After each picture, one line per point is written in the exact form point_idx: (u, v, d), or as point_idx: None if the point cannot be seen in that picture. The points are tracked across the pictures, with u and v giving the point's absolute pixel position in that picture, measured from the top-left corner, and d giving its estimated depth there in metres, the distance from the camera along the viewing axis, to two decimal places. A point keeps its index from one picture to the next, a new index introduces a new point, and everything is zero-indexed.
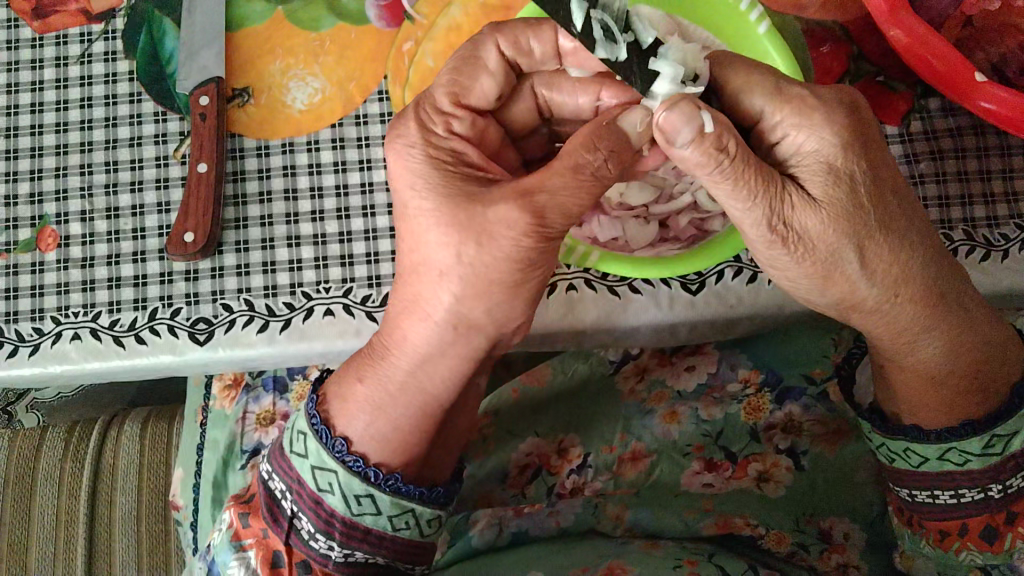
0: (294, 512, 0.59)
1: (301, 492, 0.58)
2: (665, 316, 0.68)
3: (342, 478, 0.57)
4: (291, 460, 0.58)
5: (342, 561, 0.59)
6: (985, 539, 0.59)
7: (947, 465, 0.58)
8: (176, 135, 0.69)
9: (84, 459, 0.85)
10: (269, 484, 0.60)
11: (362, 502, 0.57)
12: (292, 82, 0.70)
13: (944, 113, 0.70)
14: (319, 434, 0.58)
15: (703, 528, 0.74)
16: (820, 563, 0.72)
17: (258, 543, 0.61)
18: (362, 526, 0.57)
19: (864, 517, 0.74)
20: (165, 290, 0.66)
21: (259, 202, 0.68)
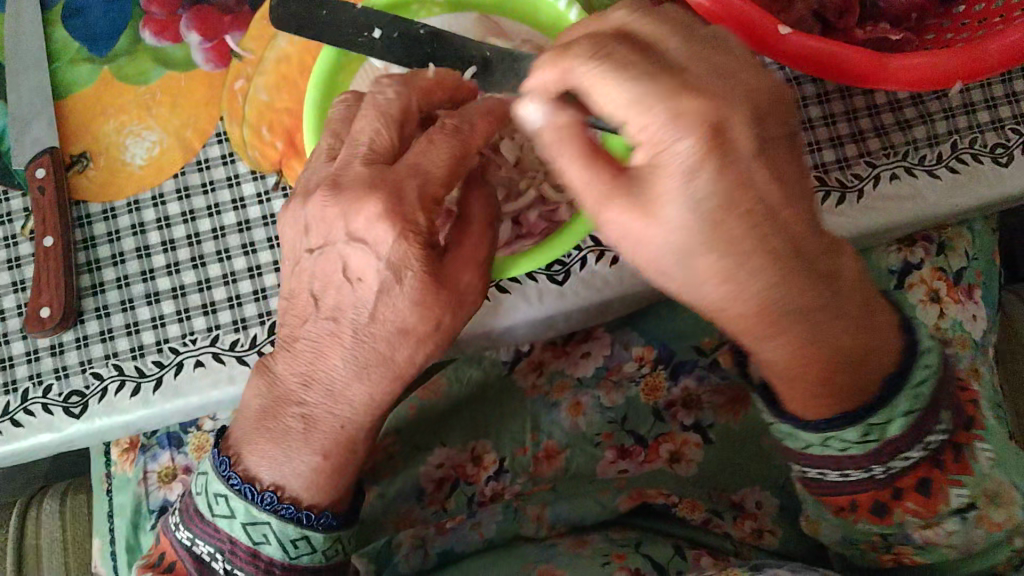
0: (228, 571, 0.56)
1: (235, 550, 0.55)
2: (537, 310, 0.69)
3: (277, 528, 0.54)
4: (216, 522, 0.55)
5: None
6: (871, 511, 0.54)
7: (830, 451, 0.50)
8: (21, 212, 0.68)
9: (5, 546, 0.83)
10: (192, 551, 0.57)
11: (299, 545, 0.55)
12: (129, 139, 0.69)
13: (780, 66, 0.70)
14: (243, 491, 0.54)
15: (618, 505, 0.75)
16: (735, 528, 0.74)
17: None
18: (301, 567, 0.56)
19: (775, 481, 0.76)
20: (33, 369, 0.66)
21: (113, 265, 0.68)
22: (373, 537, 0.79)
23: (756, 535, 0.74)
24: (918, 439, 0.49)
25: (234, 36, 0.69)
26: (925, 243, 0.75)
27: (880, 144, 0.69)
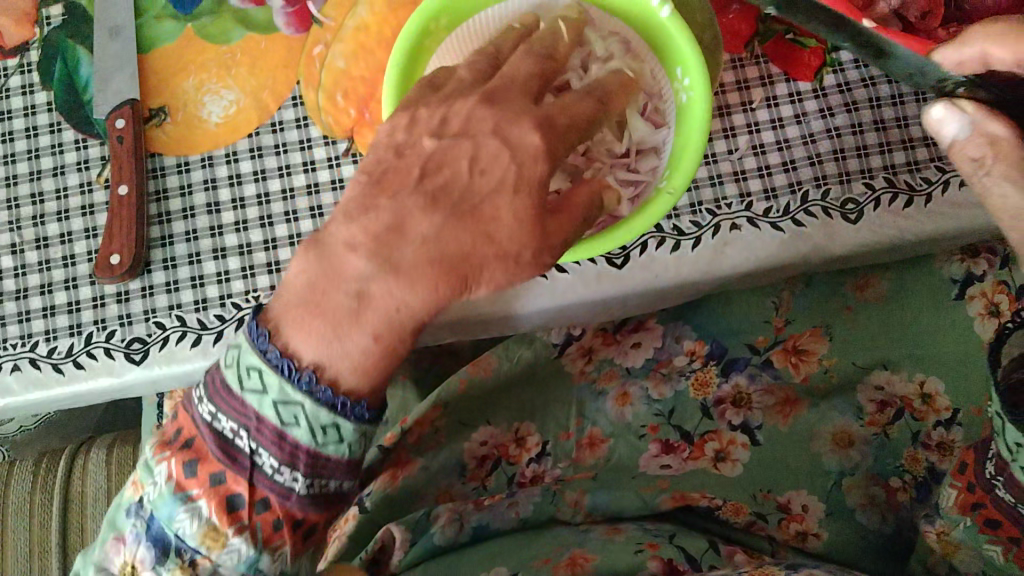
0: (252, 450, 0.51)
1: (260, 428, 0.50)
2: (593, 291, 0.69)
3: (309, 410, 0.50)
4: (243, 397, 0.50)
5: (305, 498, 0.52)
6: (989, 524, 0.64)
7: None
8: (98, 160, 0.70)
9: (52, 487, 0.85)
10: (211, 427, 0.51)
11: (328, 432, 0.50)
12: (207, 97, 0.71)
13: (857, 64, 0.71)
14: (279, 366, 0.49)
15: (660, 504, 0.77)
16: (778, 531, 0.76)
17: (210, 492, 0.51)
18: (325, 457, 0.51)
19: (821, 486, 0.76)
20: (99, 314, 0.67)
21: (183, 218, 0.69)
22: (412, 508, 0.77)
23: (799, 538, 0.75)
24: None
25: (316, 2, 0.70)
26: (990, 255, 0.74)
27: None
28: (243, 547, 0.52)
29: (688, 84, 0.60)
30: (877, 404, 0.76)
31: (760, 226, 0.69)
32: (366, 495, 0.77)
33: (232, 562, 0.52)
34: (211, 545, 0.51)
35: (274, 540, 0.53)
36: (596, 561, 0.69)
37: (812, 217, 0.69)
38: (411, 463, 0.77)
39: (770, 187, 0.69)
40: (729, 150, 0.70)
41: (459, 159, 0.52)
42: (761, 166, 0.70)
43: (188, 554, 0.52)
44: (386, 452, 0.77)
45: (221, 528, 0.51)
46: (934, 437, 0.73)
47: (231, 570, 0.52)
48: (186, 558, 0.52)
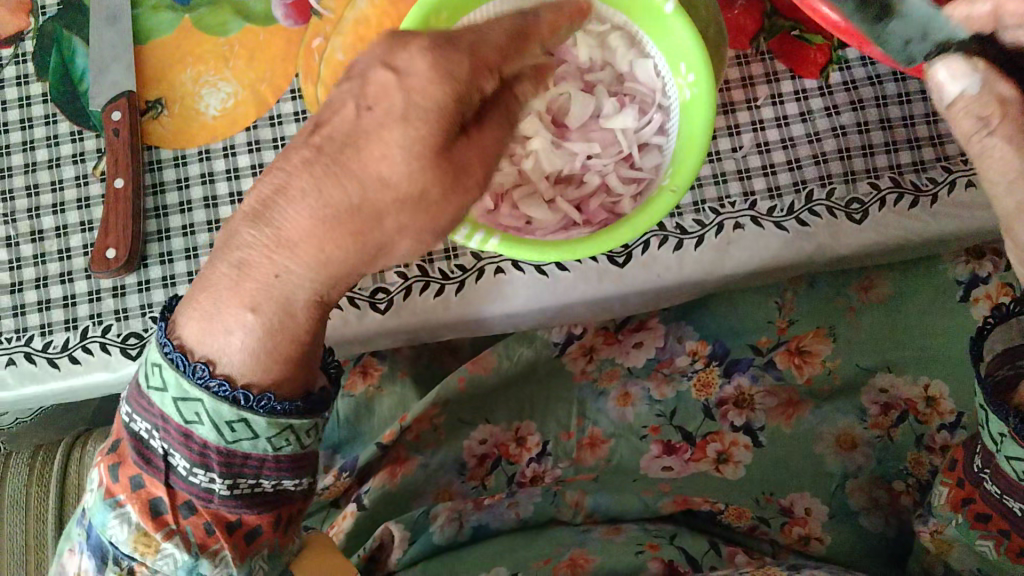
0: (165, 452, 0.51)
1: (167, 427, 0.50)
2: (596, 289, 0.68)
3: (210, 407, 0.49)
4: (151, 396, 0.51)
5: (228, 496, 0.52)
6: (979, 519, 0.62)
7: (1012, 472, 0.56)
8: (94, 153, 0.69)
9: (49, 481, 0.85)
10: (131, 429, 0.52)
11: (235, 427, 0.50)
12: (204, 89, 0.70)
13: (862, 62, 0.70)
14: (175, 362, 0.50)
15: (663, 507, 0.75)
16: (781, 535, 0.74)
17: (134, 496, 0.52)
18: (239, 453, 0.51)
19: (824, 489, 0.75)
20: (94, 309, 0.66)
21: (180, 212, 0.68)
22: (412, 504, 0.76)
23: (802, 542, 0.74)
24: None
25: None
26: (994, 258, 0.75)
27: (958, 150, 0.69)
28: (174, 552, 0.52)
29: (691, 81, 0.59)
30: (880, 405, 0.75)
31: (764, 226, 0.68)
32: (363, 493, 0.76)
33: (168, 567, 0.52)
34: (143, 551, 0.52)
35: (207, 543, 0.53)
36: (597, 562, 0.69)
37: (816, 216, 0.68)
38: (409, 460, 0.77)
39: (774, 186, 0.69)
40: (733, 148, 0.69)
41: (368, 128, 0.44)
42: (765, 165, 0.69)
43: (127, 561, 0.53)
44: (385, 449, 0.78)
45: (150, 532, 0.52)
46: (937, 440, 0.73)
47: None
48: (125, 565, 0.53)
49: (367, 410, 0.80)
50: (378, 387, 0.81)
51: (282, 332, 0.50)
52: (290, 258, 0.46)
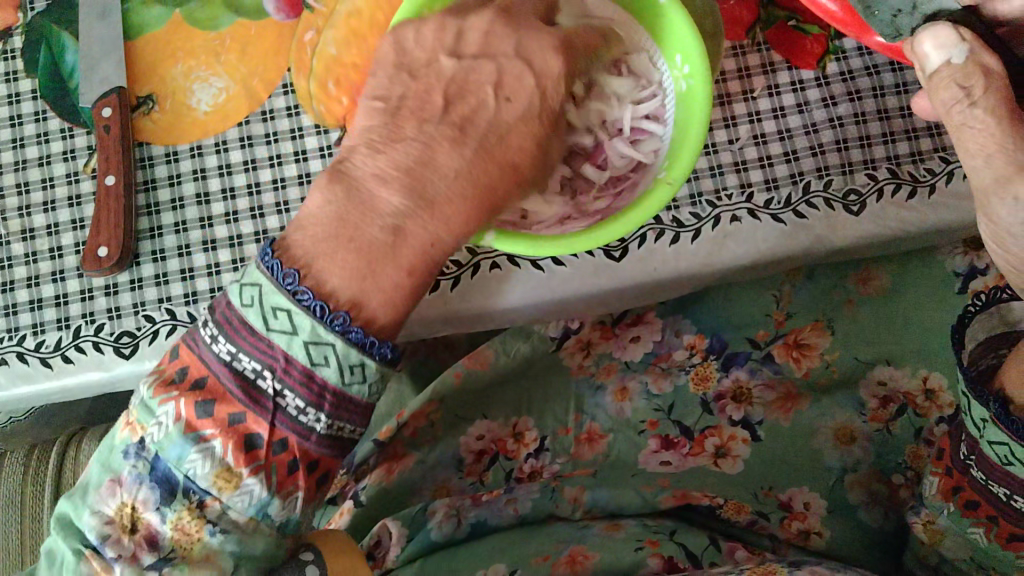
0: (276, 392, 0.50)
1: (288, 368, 0.49)
2: (591, 284, 0.68)
3: (338, 351, 0.49)
4: (271, 339, 0.49)
5: (326, 437, 0.51)
6: (970, 507, 0.62)
7: (996, 457, 0.57)
8: (84, 150, 0.68)
9: (43, 480, 0.84)
10: (232, 368, 0.50)
11: (354, 371, 0.50)
12: (196, 84, 0.69)
13: (860, 51, 0.69)
14: (312, 307, 0.49)
15: (661, 501, 0.74)
16: (780, 530, 0.73)
17: (227, 432, 0.50)
18: (350, 396, 0.50)
19: (824, 482, 0.74)
20: (87, 307, 0.66)
21: (172, 210, 0.67)
22: (410, 500, 0.76)
23: (802, 537, 0.73)
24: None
25: None
26: None
27: (957, 140, 0.68)
28: (255, 488, 0.50)
29: (687, 72, 0.59)
30: (879, 399, 0.75)
31: (760, 218, 0.68)
32: (360, 491, 0.76)
33: (242, 504, 0.50)
34: (221, 487, 0.50)
35: (284, 484, 0.51)
36: (596, 559, 0.68)
37: (813, 209, 0.68)
38: (406, 457, 0.77)
39: (771, 177, 0.68)
40: (730, 140, 0.69)
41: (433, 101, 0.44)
42: (762, 156, 0.68)
43: (196, 495, 0.50)
44: (382, 445, 0.78)
45: (233, 468, 0.50)
46: (937, 432, 0.72)
47: (240, 513, 0.50)
48: (195, 499, 0.50)
49: None
50: None
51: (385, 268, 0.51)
52: (404, 203, 0.51)
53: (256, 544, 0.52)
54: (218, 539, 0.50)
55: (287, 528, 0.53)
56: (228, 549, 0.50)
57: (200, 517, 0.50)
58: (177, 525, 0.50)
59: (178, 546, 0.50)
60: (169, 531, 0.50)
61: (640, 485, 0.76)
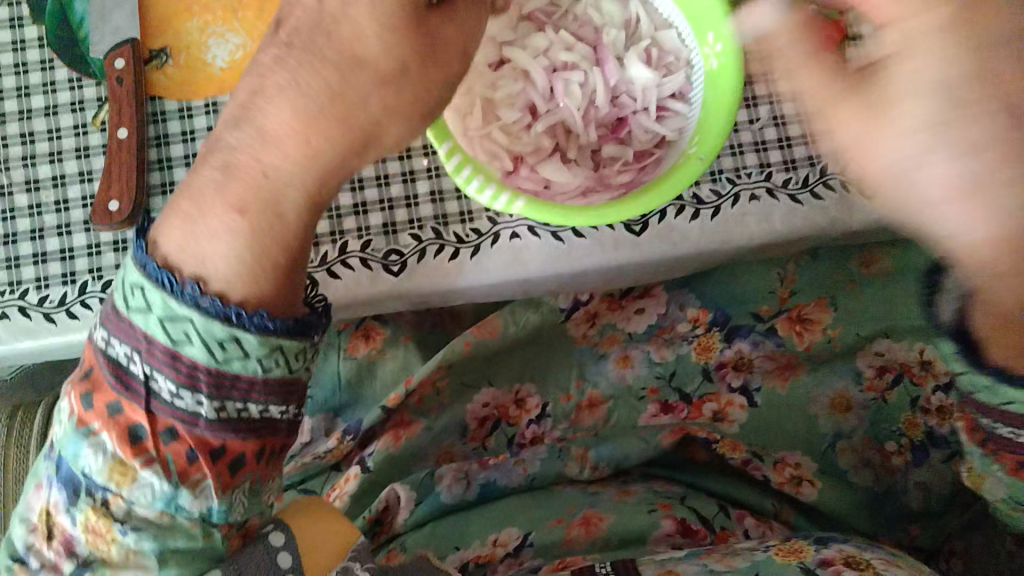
0: (147, 375, 0.47)
1: (151, 349, 0.46)
2: (610, 257, 0.68)
3: (201, 324, 0.46)
4: (131, 318, 0.46)
5: (215, 422, 0.47)
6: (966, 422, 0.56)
7: (989, 399, 0.51)
8: (93, 101, 0.66)
9: (26, 445, 0.81)
10: (106, 354, 0.47)
11: (227, 347, 0.46)
12: (212, 39, 0.67)
13: None
14: (161, 280, 0.46)
15: (664, 440, 0.77)
16: (773, 472, 0.75)
17: (109, 423, 0.47)
18: (231, 375, 0.46)
19: (816, 447, 0.76)
20: (94, 263, 0.64)
21: (185, 165, 0.65)
22: (412, 468, 0.76)
23: (795, 483, 0.75)
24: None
25: None
26: None
27: None
28: (155, 481, 0.46)
29: (718, 50, 0.59)
30: (876, 368, 0.76)
31: (779, 198, 0.68)
32: (368, 456, 0.76)
33: (146, 499, 0.46)
34: (119, 481, 0.46)
35: (189, 473, 0.47)
36: (610, 521, 0.69)
37: (830, 191, 0.68)
38: (412, 424, 0.77)
39: (790, 158, 0.69)
40: (750, 120, 0.69)
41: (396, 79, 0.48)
42: (780, 137, 0.69)
43: (99, 494, 0.47)
44: (388, 414, 0.77)
45: (127, 461, 0.46)
46: (933, 402, 0.73)
47: (147, 508, 0.47)
48: (99, 498, 0.47)
49: (368, 376, 0.81)
50: (381, 350, 0.82)
51: (271, 233, 0.48)
52: (278, 154, 0.47)
53: (177, 539, 0.47)
54: (133, 538, 0.46)
55: (214, 518, 0.49)
56: (146, 547, 0.46)
57: (106, 516, 0.46)
58: (88, 526, 0.46)
59: (96, 550, 0.46)
60: (82, 534, 0.46)
61: (647, 448, 0.77)
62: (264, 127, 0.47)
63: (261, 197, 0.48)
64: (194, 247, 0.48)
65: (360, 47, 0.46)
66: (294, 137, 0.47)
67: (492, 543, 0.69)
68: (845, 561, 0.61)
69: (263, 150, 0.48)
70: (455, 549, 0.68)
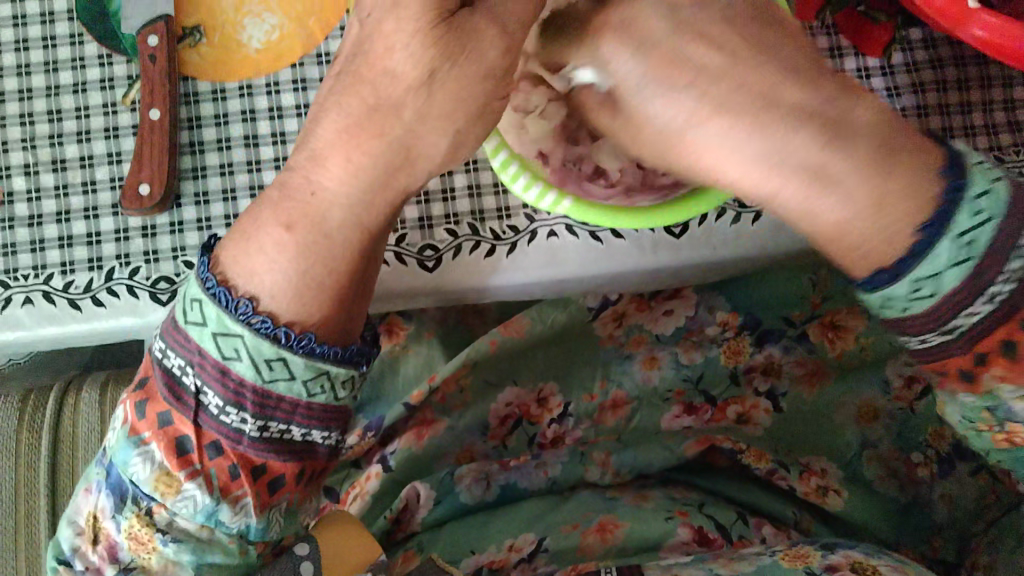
0: (198, 388, 0.50)
1: (203, 363, 0.50)
2: (649, 259, 0.66)
3: (249, 343, 0.49)
4: (187, 331, 0.50)
5: (257, 439, 0.50)
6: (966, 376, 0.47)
7: (959, 272, 0.43)
8: (124, 79, 0.64)
9: (40, 428, 0.79)
10: (162, 364, 0.51)
11: (274, 366, 0.49)
12: (247, 19, 0.64)
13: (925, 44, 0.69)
14: (218, 297, 0.50)
15: (687, 450, 0.75)
16: (799, 482, 0.73)
17: (160, 434, 0.51)
18: (275, 396, 0.49)
19: (842, 456, 0.75)
20: (122, 249, 0.62)
21: (218, 149, 0.64)
22: (434, 467, 0.75)
23: (820, 493, 0.73)
24: (1015, 247, 0.43)
25: None
26: None
27: (1012, 140, 0.69)
28: (196, 494, 0.51)
29: None
30: (905, 378, 0.74)
31: None
32: (390, 454, 0.75)
33: (187, 511, 0.51)
34: (164, 492, 0.51)
35: (230, 489, 0.51)
36: (627, 528, 0.68)
37: None
38: (435, 422, 0.76)
39: None
40: None
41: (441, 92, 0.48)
42: None
43: (145, 503, 0.51)
44: (410, 411, 0.77)
45: (173, 472, 0.51)
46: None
47: (188, 520, 0.51)
48: (144, 506, 0.52)
49: (391, 372, 0.80)
50: (404, 346, 0.81)
51: (317, 251, 0.50)
52: (326, 174, 0.50)
53: (215, 552, 0.52)
54: (172, 549, 0.52)
55: (250, 535, 0.53)
56: (184, 558, 0.52)
57: (150, 524, 0.51)
58: (131, 533, 0.52)
59: (137, 556, 0.52)
60: (125, 540, 0.52)
61: (669, 456, 0.75)
62: (318, 159, 0.50)
63: (308, 217, 0.50)
64: (251, 268, 0.50)
65: (392, 61, 0.47)
66: (341, 153, 0.49)
67: (507, 548, 0.67)
68: (851, 567, 0.57)
69: (315, 170, 0.50)
70: (470, 553, 0.68)
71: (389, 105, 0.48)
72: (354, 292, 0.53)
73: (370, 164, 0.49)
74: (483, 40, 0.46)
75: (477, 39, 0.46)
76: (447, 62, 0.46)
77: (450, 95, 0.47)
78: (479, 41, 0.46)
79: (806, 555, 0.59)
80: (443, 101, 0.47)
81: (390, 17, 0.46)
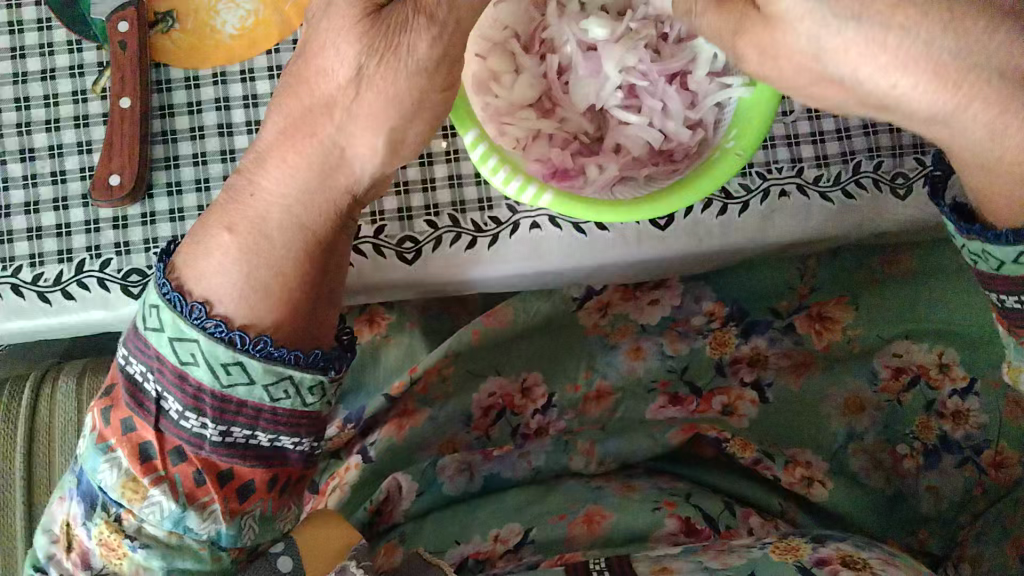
0: (159, 394, 0.50)
1: (162, 370, 0.49)
2: (632, 252, 0.65)
3: (205, 347, 0.49)
4: (145, 337, 0.50)
5: (218, 444, 0.50)
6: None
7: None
8: (94, 67, 0.62)
9: (16, 418, 0.78)
10: (125, 371, 0.51)
11: (231, 371, 0.49)
12: (222, 4, 0.62)
13: None
14: (173, 302, 0.50)
15: (671, 437, 0.74)
16: (783, 474, 0.72)
17: (123, 441, 0.51)
18: (235, 401, 0.49)
19: (828, 448, 0.74)
20: (92, 241, 0.60)
21: (190, 139, 0.62)
22: (415, 457, 0.74)
23: (805, 484, 0.71)
24: None
25: None
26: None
27: None
28: (162, 500, 0.51)
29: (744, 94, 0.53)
30: (892, 370, 0.73)
31: (809, 195, 0.65)
32: (370, 446, 0.74)
33: (155, 517, 0.51)
34: (131, 498, 0.51)
35: (196, 495, 0.51)
36: (613, 519, 0.67)
37: (861, 189, 0.66)
38: (418, 413, 0.75)
39: (822, 154, 0.66)
40: (783, 111, 0.66)
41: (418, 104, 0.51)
42: (814, 131, 0.66)
43: (114, 509, 0.51)
44: (393, 402, 0.76)
45: (138, 478, 0.51)
46: (948, 406, 0.71)
47: (156, 527, 0.51)
48: (113, 513, 0.51)
49: (371, 363, 0.80)
50: (385, 336, 0.80)
51: (260, 256, 0.51)
52: (272, 179, 0.51)
53: (183, 559, 0.52)
54: (141, 554, 0.51)
55: (221, 542, 0.53)
56: (155, 564, 0.51)
57: (118, 531, 0.51)
58: (101, 540, 0.52)
59: (109, 562, 0.52)
60: (97, 546, 0.52)
61: (655, 444, 0.74)
62: (272, 161, 0.51)
63: (250, 220, 0.51)
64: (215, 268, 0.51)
65: (325, 60, 0.47)
66: (291, 153, 0.50)
67: (493, 538, 0.67)
68: (841, 561, 0.56)
69: (258, 172, 0.51)
70: (455, 543, 0.67)
71: (322, 104, 0.48)
72: (311, 296, 0.53)
73: (306, 164, 0.50)
74: (411, 34, 0.44)
75: (405, 35, 0.44)
76: (374, 58, 0.45)
77: (381, 90, 0.46)
78: (408, 34, 0.44)
79: (796, 548, 0.58)
80: (373, 100, 0.46)
81: (323, 18, 0.46)
